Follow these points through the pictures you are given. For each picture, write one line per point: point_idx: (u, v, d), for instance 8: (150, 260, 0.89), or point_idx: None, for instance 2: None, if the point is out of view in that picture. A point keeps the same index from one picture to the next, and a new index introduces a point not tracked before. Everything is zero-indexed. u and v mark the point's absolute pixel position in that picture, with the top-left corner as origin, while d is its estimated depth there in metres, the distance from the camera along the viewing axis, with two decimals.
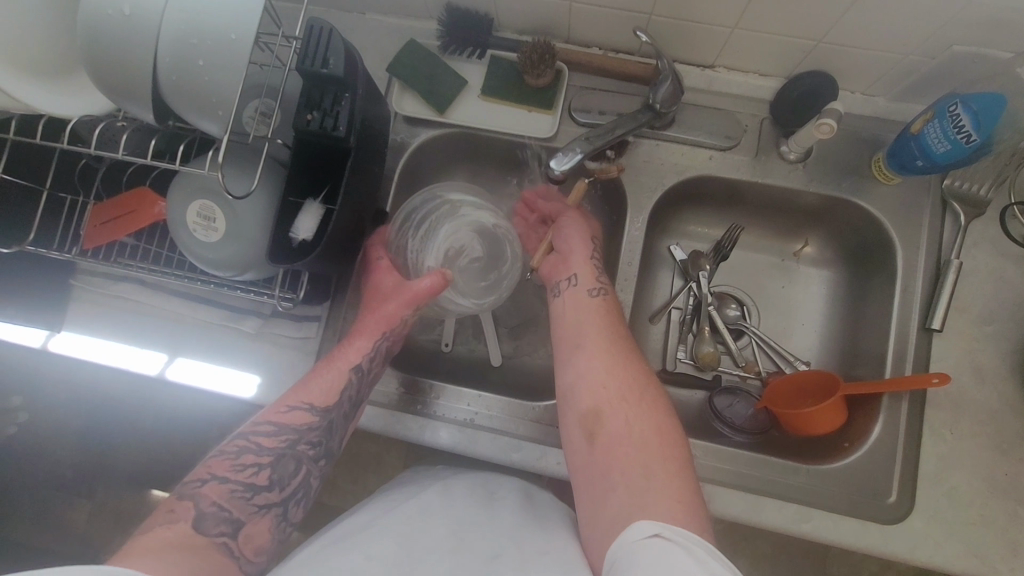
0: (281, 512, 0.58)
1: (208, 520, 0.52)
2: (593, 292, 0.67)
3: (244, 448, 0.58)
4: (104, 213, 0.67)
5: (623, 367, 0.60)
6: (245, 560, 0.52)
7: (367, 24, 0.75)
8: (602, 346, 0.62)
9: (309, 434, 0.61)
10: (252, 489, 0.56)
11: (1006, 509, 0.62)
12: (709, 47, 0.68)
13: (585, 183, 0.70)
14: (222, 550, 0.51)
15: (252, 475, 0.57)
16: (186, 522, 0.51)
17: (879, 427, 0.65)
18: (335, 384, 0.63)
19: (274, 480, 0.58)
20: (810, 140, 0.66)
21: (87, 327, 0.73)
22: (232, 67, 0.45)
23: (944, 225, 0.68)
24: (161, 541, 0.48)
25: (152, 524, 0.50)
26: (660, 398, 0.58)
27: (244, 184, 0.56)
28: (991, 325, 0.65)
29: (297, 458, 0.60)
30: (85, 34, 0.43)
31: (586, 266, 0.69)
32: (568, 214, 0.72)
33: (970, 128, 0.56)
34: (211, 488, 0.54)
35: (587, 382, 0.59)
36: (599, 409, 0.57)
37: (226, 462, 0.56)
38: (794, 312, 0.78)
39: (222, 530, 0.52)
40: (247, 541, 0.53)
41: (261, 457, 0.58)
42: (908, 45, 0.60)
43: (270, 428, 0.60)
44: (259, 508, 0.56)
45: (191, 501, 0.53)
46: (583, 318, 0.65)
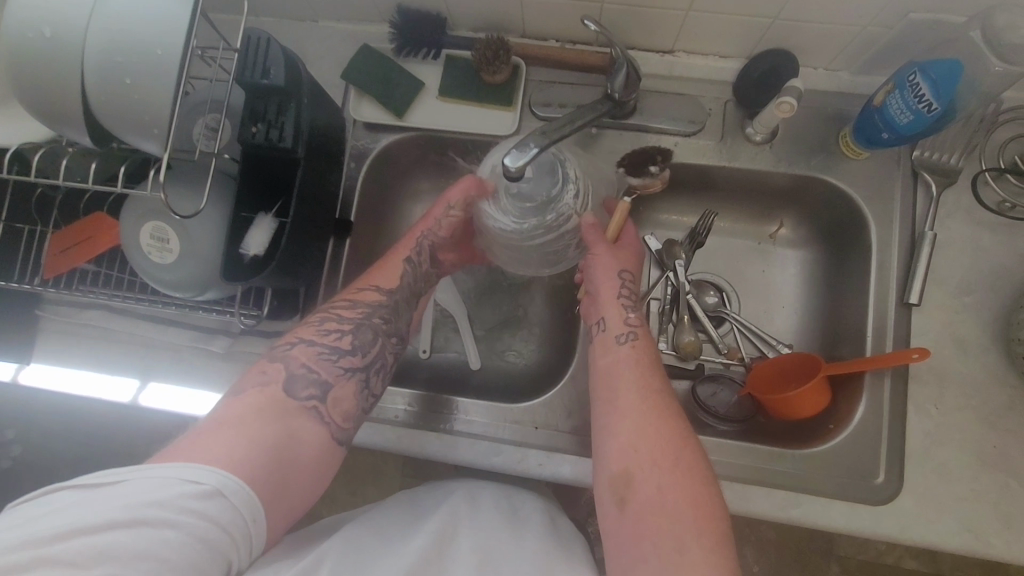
0: (363, 379, 0.58)
1: (299, 382, 0.54)
2: (623, 340, 0.62)
3: (327, 318, 0.60)
4: (62, 241, 0.66)
5: (660, 427, 0.54)
6: (335, 426, 0.54)
7: (321, 32, 0.74)
8: (635, 402, 0.56)
9: (380, 310, 0.62)
10: (338, 352, 0.57)
11: (996, 482, 0.60)
12: (665, 32, 0.67)
13: (627, 203, 0.65)
14: (311, 416, 0.53)
15: (336, 340, 0.58)
16: (276, 389, 0.52)
17: (863, 407, 0.63)
18: (395, 268, 0.66)
19: (357, 346, 0.58)
20: (774, 120, 0.64)
21: (56, 358, 0.72)
22: (161, 86, 0.43)
23: (916, 197, 0.66)
24: (251, 408, 0.50)
25: (246, 386, 0.52)
26: (698, 460, 0.52)
27: (193, 202, 0.55)
28: (970, 296, 0.64)
29: (373, 329, 0.60)
30: (10, 61, 0.43)
31: (619, 310, 0.64)
32: (600, 244, 0.65)
33: (931, 97, 0.55)
34: (300, 351, 0.56)
35: (619, 443, 0.54)
36: (631, 472, 0.52)
37: (311, 328, 0.58)
38: (773, 295, 0.77)
39: (310, 394, 0.54)
40: (335, 405, 0.55)
41: (343, 324, 0.59)
42: (864, 17, 0.59)
43: (347, 304, 0.62)
44: (344, 370, 0.57)
45: (282, 363, 0.54)
46: (615, 370, 0.60)
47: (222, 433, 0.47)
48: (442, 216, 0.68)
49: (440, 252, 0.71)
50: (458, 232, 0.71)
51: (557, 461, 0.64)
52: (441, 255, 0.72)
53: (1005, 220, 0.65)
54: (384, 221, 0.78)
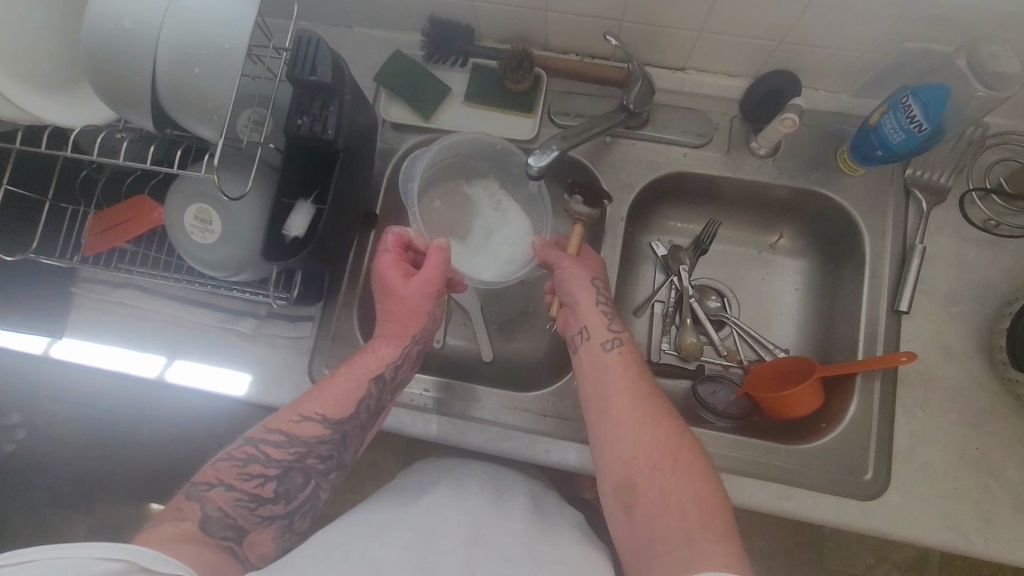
0: (286, 523, 0.59)
1: (214, 523, 0.54)
2: (609, 346, 0.64)
3: (253, 457, 0.59)
4: (104, 220, 0.70)
5: (654, 433, 0.57)
6: (249, 563, 0.55)
7: (355, 37, 0.79)
8: (629, 411, 0.59)
9: (319, 447, 0.61)
10: (257, 500, 0.57)
11: (977, 482, 0.64)
12: (679, 50, 0.72)
13: (583, 226, 0.70)
14: (228, 554, 0.54)
15: (258, 486, 0.58)
16: (191, 523, 0.53)
17: (854, 407, 0.67)
18: (346, 398, 0.62)
19: (281, 492, 0.59)
20: (778, 135, 0.69)
21: (90, 330, 0.75)
22: (231, 77, 0.49)
23: (909, 213, 0.71)
24: (174, 535, 0.50)
25: (161, 521, 0.52)
26: (695, 460, 0.55)
27: (240, 186, 0.59)
28: (955, 307, 0.68)
29: (305, 472, 0.61)
30: (88, 49, 0.47)
31: (598, 316, 0.66)
32: (564, 258, 0.68)
33: (922, 118, 0.60)
34: (218, 494, 0.56)
35: (618, 452, 0.57)
36: (633, 481, 0.55)
37: (234, 469, 0.58)
38: (772, 301, 0.81)
39: (227, 535, 0.54)
40: (253, 547, 0.56)
41: (269, 469, 0.59)
42: (862, 44, 0.64)
43: (279, 439, 0.60)
44: (263, 518, 0.58)
45: (197, 503, 0.55)
46: (602, 377, 0.62)
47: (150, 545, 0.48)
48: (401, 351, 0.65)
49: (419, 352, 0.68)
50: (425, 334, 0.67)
51: (562, 448, 0.68)
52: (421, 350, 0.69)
53: (991, 237, 0.69)
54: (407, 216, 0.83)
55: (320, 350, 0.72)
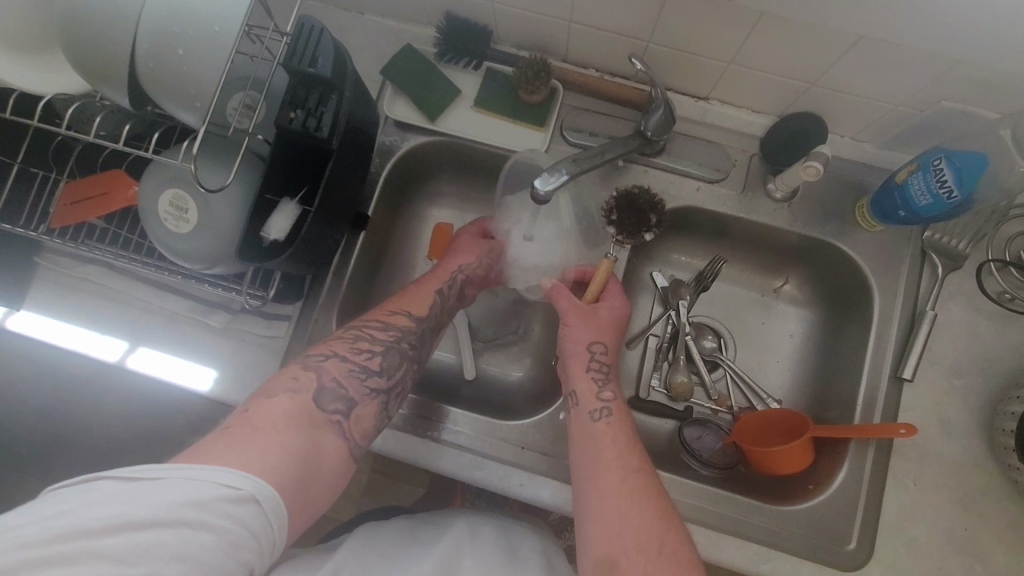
0: (385, 401, 0.58)
1: (326, 395, 0.52)
2: (597, 415, 0.60)
3: (359, 336, 0.59)
4: (75, 193, 0.65)
5: (646, 512, 0.52)
6: (354, 442, 0.53)
7: (366, 25, 0.74)
8: (614, 481, 0.54)
9: (408, 336, 0.63)
10: (366, 371, 0.57)
11: (962, 565, 0.61)
12: (705, 79, 0.69)
13: (609, 263, 0.64)
14: (335, 429, 0.52)
15: (367, 359, 0.58)
16: (307, 397, 0.51)
17: (843, 473, 0.65)
18: (426, 297, 0.66)
19: (384, 368, 0.59)
20: (797, 180, 0.66)
21: (50, 305, 0.70)
22: (215, 60, 0.44)
23: (922, 276, 0.68)
24: (285, 416, 0.48)
25: (277, 388, 0.51)
26: (685, 547, 0.50)
27: (220, 176, 0.54)
28: (959, 379, 0.66)
29: (400, 353, 0.61)
30: (61, 15, 0.42)
31: (588, 382, 0.63)
32: (573, 314, 0.65)
33: (952, 184, 0.57)
34: (333, 364, 0.55)
35: (601, 526, 0.52)
36: (613, 556, 0.50)
37: (345, 343, 0.58)
38: (769, 349, 0.78)
39: (337, 408, 0.53)
40: (356, 423, 0.54)
41: (375, 345, 0.59)
42: (898, 96, 0.61)
43: (378, 325, 0.61)
44: (370, 391, 0.56)
45: (315, 372, 0.53)
46: (590, 447, 0.58)
47: (256, 434, 0.45)
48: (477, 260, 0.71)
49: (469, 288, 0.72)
50: (492, 270, 0.73)
51: (538, 483, 0.64)
52: (468, 291, 0.73)
53: (1004, 311, 0.66)
54: (400, 220, 0.79)
55: (293, 353, 0.68)
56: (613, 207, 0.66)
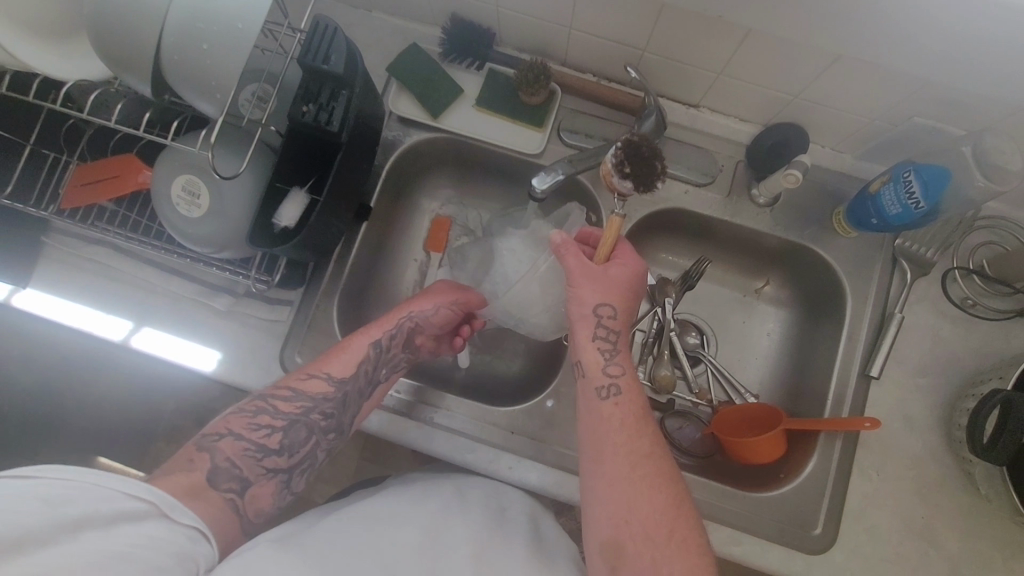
0: (286, 479, 0.58)
1: (220, 475, 0.52)
2: (605, 394, 0.60)
3: (262, 408, 0.58)
4: (86, 175, 0.67)
5: (652, 499, 0.54)
6: (246, 519, 0.53)
7: (373, 22, 0.77)
8: (621, 467, 0.55)
9: (323, 403, 0.60)
10: (263, 450, 0.56)
11: (918, 550, 0.66)
12: (696, 88, 0.72)
13: (617, 215, 0.59)
14: (228, 507, 0.51)
15: (265, 437, 0.56)
16: (200, 474, 0.51)
17: (812, 463, 0.69)
18: (354, 356, 0.63)
19: (285, 445, 0.58)
20: (778, 188, 0.70)
21: (57, 283, 0.72)
22: (237, 56, 0.46)
23: (892, 281, 0.72)
24: (176, 489, 0.48)
25: (172, 468, 0.51)
26: (692, 532, 0.53)
27: (234, 165, 0.57)
28: (922, 378, 0.70)
29: (309, 426, 0.59)
30: (93, 8, 0.45)
31: (595, 356, 0.61)
32: (579, 280, 0.62)
33: (919, 196, 0.61)
34: (228, 444, 0.54)
35: (608, 510, 0.54)
36: (621, 543, 0.53)
37: (244, 420, 0.56)
38: (748, 347, 0.82)
39: (230, 487, 0.52)
40: (252, 501, 0.54)
41: (277, 420, 0.58)
42: (874, 112, 0.65)
43: (287, 393, 0.59)
44: (267, 471, 0.56)
45: (208, 454, 0.53)
46: (598, 427, 0.58)
47: (152, 503, 0.46)
48: (434, 308, 0.70)
49: (416, 338, 0.70)
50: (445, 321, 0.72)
51: (526, 467, 0.69)
52: (417, 341, 0.71)
53: (966, 315, 0.71)
54: (400, 212, 0.82)
55: (294, 337, 0.71)
56: (622, 159, 0.63)
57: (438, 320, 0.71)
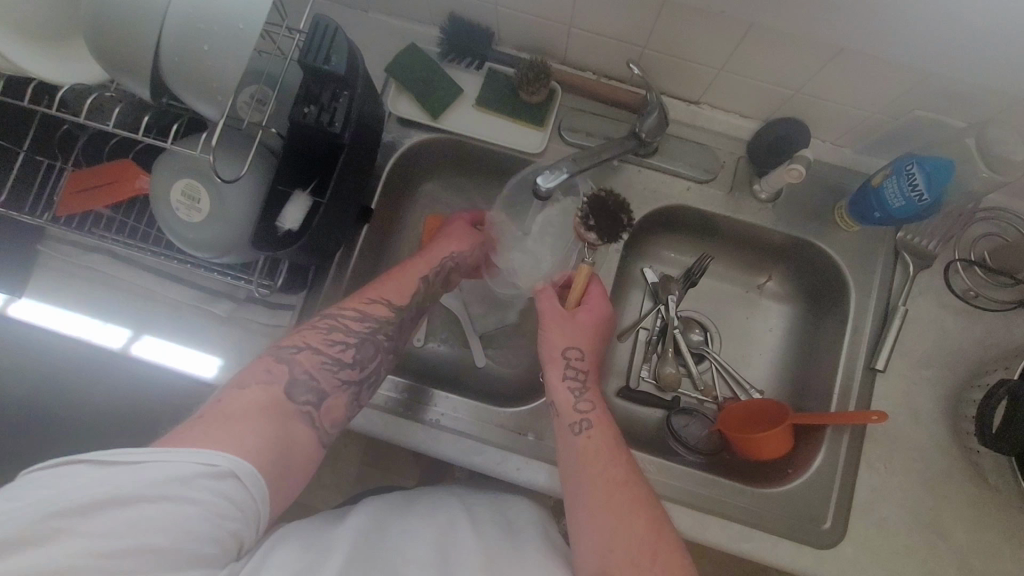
0: (356, 393, 0.59)
1: (298, 387, 0.55)
2: (578, 430, 0.61)
3: (335, 326, 0.60)
4: (83, 182, 0.66)
5: (636, 523, 0.54)
6: (322, 430, 0.56)
7: (371, 23, 0.76)
8: (601, 497, 0.56)
9: (388, 326, 0.63)
10: (339, 364, 0.59)
11: (927, 542, 0.66)
12: (696, 84, 0.72)
13: (586, 266, 0.64)
14: (304, 418, 0.54)
15: (340, 351, 0.59)
16: (279, 387, 0.54)
17: (820, 458, 0.69)
18: (408, 284, 0.67)
19: (357, 360, 0.60)
20: (781, 182, 0.70)
21: (54, 291, 0.71)
22: (239, 56, 0.46)
23: (895, 274, 0.72)
24: (255, 404, 0.51)
25: (250, 380, 0.53)
26: (676, 555, 0.53)
27: (234, 168, 0.56)
28: (927, 370, 0.70)
29: (376, 345, 0.62)
30: (90, 9, 0.44)
31: (567, 394, 0.63)
32: (553, 317, 0.66)
33: (923, 188, 0.61)
34: (306, 356, 0.57)
35: (593, 542, 0.54)
36: (609, 572, 0.52)
37: (319, 335, 0.59)
38: (752, 343, 0.82)
39: (308, 399, 0.55)
40: (328, 412, 0.57)
41: (349, 336, 0.60)
42: (875, 105, 0.65)
43: (356, 314, 0.62)
44: (342, 382, 0.58)
45: (286, 365, 0.56)
46: (574, 461, 0.59)
47: (228, 422, 0.49)
48: (473, 251, 0.74)
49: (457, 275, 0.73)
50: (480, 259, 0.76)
51: (534, 468, 0.68)
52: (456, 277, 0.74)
53: (969, 307, 0.71)
54: (401, 214, 0.81)
55: None
56: (587, 213, 0.62)
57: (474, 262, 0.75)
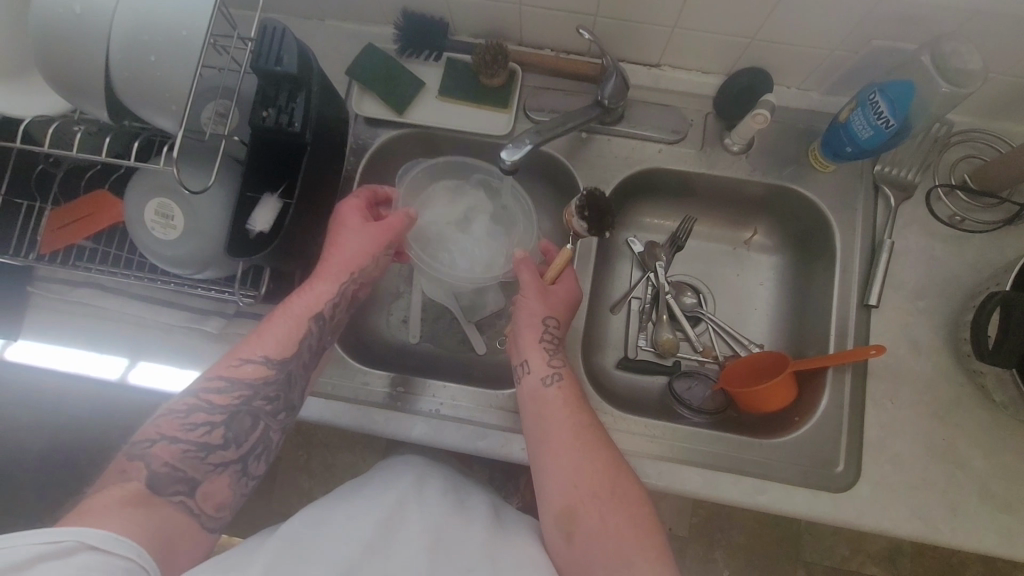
0: (239, 468, 0.57)
1: (162, 480, 0.52)
2: (549, 382, 0.62)
3: (194, 406, 0.56)
4: (62, 217, 0.67)
5: (599, 463, 0.57)
6: (205, 516, 0.54)
7: (327, 30, 0.77)
8: (568, 442, 0.58)
9: (264, 388, 0.59)
10: (206, 448, 0.55)
11: (944, 472, 0.65)
12: (654, 46, 0.72)
13: (570, 249, 0.67)
14: (180, 508, 0.52)
15: (205, 434, 0.55)
16: (138, 483, 0.51)
17: (825, 401, 0.68)
18: (291, 333, 0.61)
19: (230, 437, 0.57)
20: (750, 132, 0.70)
21: (47, 330, 0.72)
22: (186, 63, 0.46)
23: (877, 209, 0.72)
24: (116, 502, 0.48)
25: (105, 483, 0.50)
26: (633, 489, 0.57)
27: (202, 179, 0.57)
28: (922, 301, 0.70)
29: (253, 415, 0.58)
30: (36, 34, 0.45)
31: (540, 352, 0.64)
32: (531, 287, 0.66)
33: (889, 114, 0.61)
34: (162, 448, 0.53)
35: (559, 481, 0.57)
36: (573, 508, 0.55)
37: (176, 422, 0.55)
38: (746, 299, 0.81)
39: (178, 489, 0.53)
40: (207, 498, 0.54)
41: (214, 416, 0.56)
42: (832, 41, 0.65)
43: (221, 384, 0.58)
44: (214, 466, 0.55)
45: (142, 462, 0.52)
46: (544, 414, 0.60)
47: (84, 517, 0.45)
48: (370, 257, 0.66)
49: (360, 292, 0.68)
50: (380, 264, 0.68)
51: None
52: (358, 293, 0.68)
53: (956, 232, 0.71)
54: None
55: None
56: (580, 208, 0.70)
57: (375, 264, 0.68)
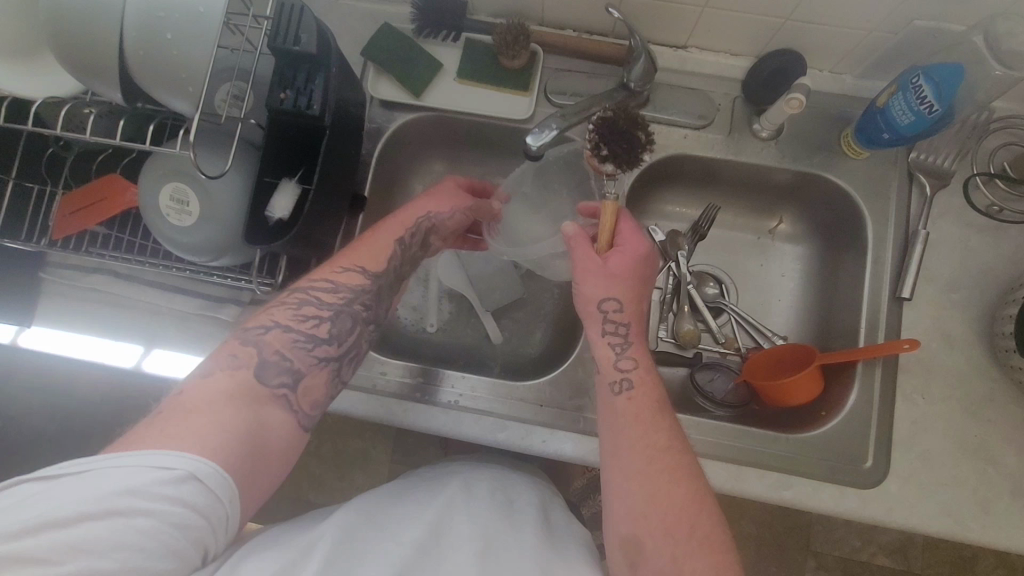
0: (337, 368, 0.55)
1: (270, 369, 0.50)
2: (618, 388, 0.56)
3: (306, 300, 0.55)
4: (73, 202, 0.65)
5: (675, 492, 0.50)
6: (302, 413, 0.52)
7: (342, 8, 0.75)
8: (641, 464, 0.51)
9: (363, 295, 0.58)
10: (313, 340, 0.54)
11: (975, 469, 0.64)
12: (681, 27, 0.69)
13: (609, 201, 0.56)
14: (282, 403, 0.50)
15: (314, 327, 0.54)
16: (248, 373, 0.49)
17: (854, 396, 0.67)
18: (381, 248, 0.61)
19: (334, 334, 0.55)
20: (782, 117, 0.67)
21: (60, 317, 0.71)
22: (203, 41, 0.45)
23: (911, 198, 0.69)
24: (221, 392, 0.47)
25: (215, 367, 0.49)
26: (713, 529, 0.49)
27: (218, 164, 0.55)
28: (956, 294, 0.68)
29: (353, 317, 0.57)
30: (47, 9, 0.43)
31: (605, 347, 0.58)
32: (592, 260, 0.58)
33: (932, 99, 0.59)
34: (276, 335, 0.52)
35: (627, 505, 0.51)
36: (639, 537, 0.49)
37: (288, 311, 0.54)
38: (770, 291, 0.79)
39: (283, 381, 0.51)
40: (306, 394, 0.52)
41: (323, 310, 0.55)
42: (872, 22, 0.62)
43: (326, 285, 0.57)
44: (319, 360, 0.54)
45: (254, 347, 0.51)
46: (614, 424, 0.55)
47: (192, 418, 0.44)
48: (450, 210, 0.67)
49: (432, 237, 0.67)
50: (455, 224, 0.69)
51: (559, 438, 0.67)
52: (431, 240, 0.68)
53: (992, 223, 0.68)
54: (396, 201, 0.80)
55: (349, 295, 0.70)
56: (599, 142, 0.58)
57: (452, 225, 0.69)
